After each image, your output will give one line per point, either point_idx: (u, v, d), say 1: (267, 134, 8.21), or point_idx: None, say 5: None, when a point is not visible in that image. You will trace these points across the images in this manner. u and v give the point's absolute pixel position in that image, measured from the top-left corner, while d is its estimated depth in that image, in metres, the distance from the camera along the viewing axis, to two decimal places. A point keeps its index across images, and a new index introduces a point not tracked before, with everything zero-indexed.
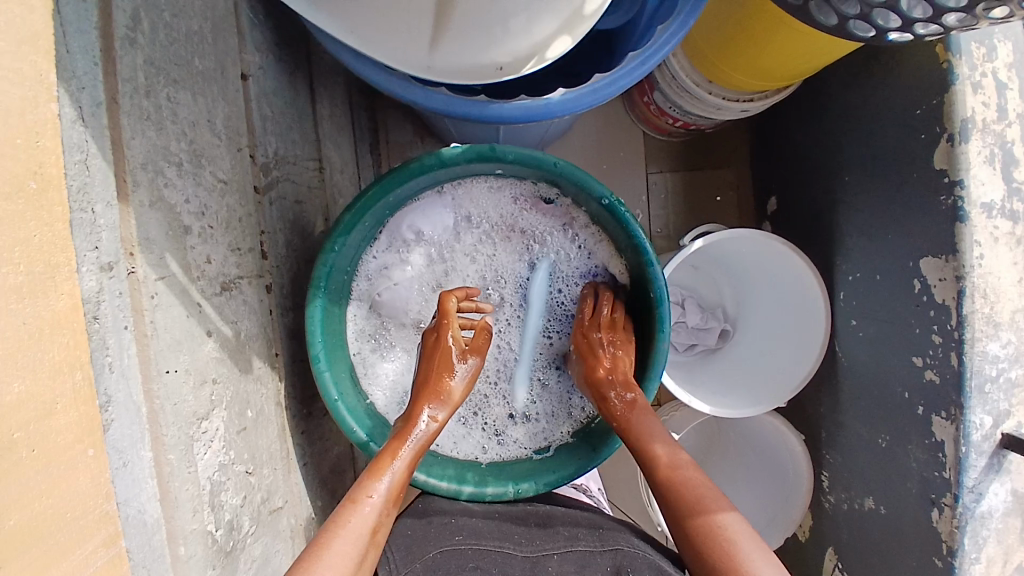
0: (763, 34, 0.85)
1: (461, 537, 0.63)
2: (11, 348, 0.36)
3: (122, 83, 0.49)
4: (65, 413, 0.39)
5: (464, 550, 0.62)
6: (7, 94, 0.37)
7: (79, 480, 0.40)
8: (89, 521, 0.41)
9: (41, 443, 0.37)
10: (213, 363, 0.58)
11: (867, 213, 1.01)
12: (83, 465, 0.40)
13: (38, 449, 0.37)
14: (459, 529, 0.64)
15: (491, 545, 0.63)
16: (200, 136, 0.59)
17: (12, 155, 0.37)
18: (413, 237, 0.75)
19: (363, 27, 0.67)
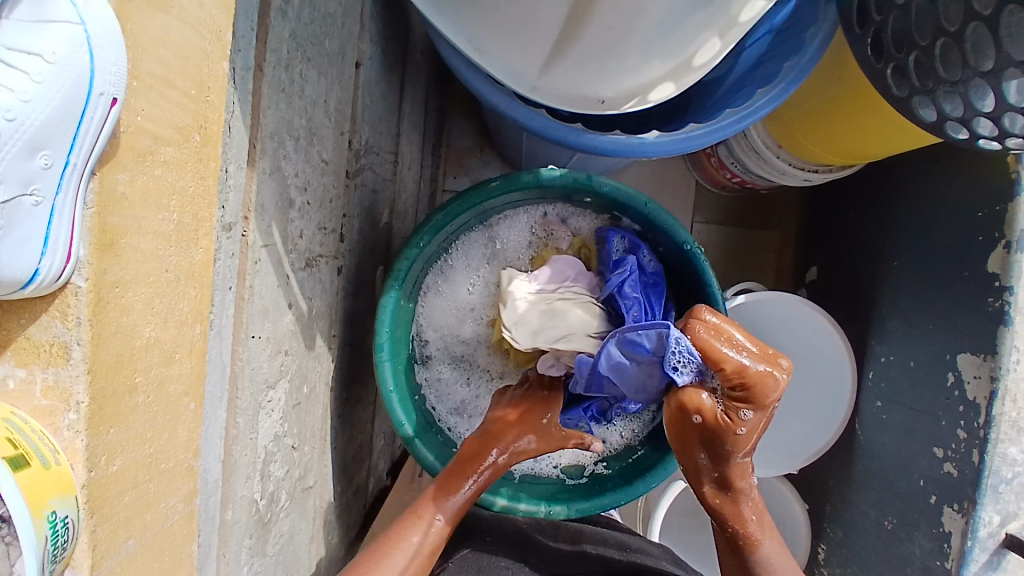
0: (851, 111, 0.87)
1: (492, 540, 0.70)
2: (152, 294, 0.34)
3: (270, 53, 0.50)
4: (179, 365, 0.37)
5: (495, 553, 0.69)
6: (191, 43, 0.35)
7: (176, 434, 0.38)
8: (179, 475, 0.39)
9: (156, 391, 0.36)
10: (288, 335, 0.59)
11: (909, 299, 1.01)
12: (184, 418, 0.39)
13: (153, 397, 0.35)
14: (490, 532, 0.71)
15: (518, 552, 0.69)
16: (316, 114, 0.61)
17: (183, 105, 0.36)
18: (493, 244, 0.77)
19: (483, 39, 0.70)
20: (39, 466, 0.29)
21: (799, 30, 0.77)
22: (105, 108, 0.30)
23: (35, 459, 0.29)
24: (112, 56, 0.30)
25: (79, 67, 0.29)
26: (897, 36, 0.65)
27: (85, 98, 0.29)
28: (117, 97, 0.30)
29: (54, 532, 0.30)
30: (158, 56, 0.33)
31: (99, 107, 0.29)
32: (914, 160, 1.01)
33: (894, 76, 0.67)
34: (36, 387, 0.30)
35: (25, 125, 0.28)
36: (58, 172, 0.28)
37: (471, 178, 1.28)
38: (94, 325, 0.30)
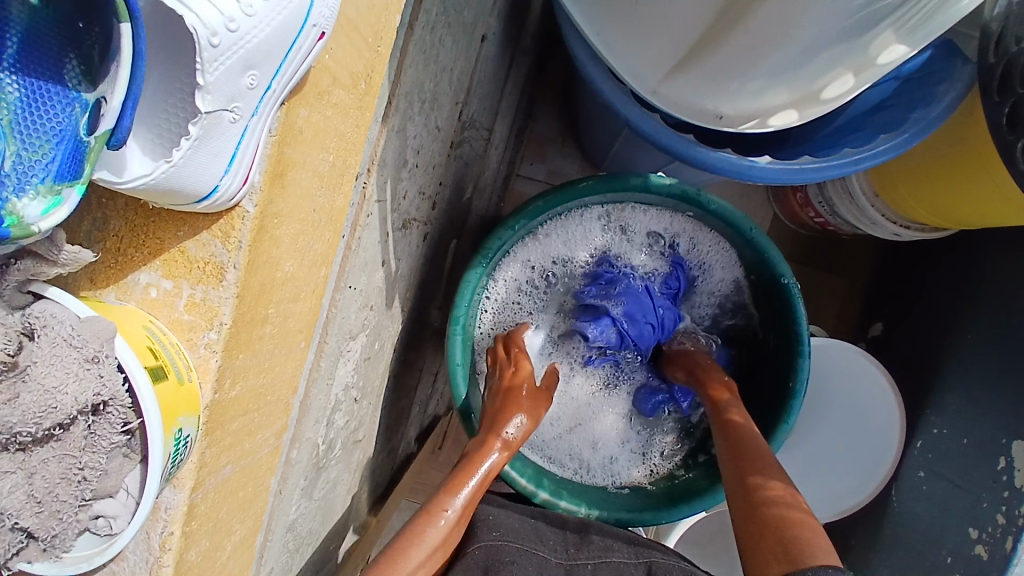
0: (967, 175, 0.84)
1: (497, 533, 0.63)
2: (298, 231, 0.35)
3: (423, 13, 0.50)
4: (304, 302, 0.38)
5: (502, 545, 0.62)
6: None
7: (284, 369, 0.38)
8: (279, 408, 0.40)
9: (281, 323, 0.35)
10: (376, 291, 0.60)
11: (977, 377, 0.97)
12: (294, 354, 0.39)
13: (277, 329, 0.35)
14: (497, 524, 0.65)
15: (527, 545, 0.62)
16: (443, 80, 0.61)
17: (360, 53, 0.36)
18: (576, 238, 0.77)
19: (614, 34, 0.69)
20: (175, 381, 0.29)
21: (932, 81, 0.74)
22: (312, 41, 0.30)
23: (173, 373, 0.29)
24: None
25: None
26: None
27: (300, 26, 0.29)
28: (324, 33, 0.30)
29: (176, 447, 0.29)
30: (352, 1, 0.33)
31: (311, 37, 0.29)
32: (1013, 236, 0.97)
33: (1022, 153, 0.64)
34: (181, 301, 0.30)
35: (243, 39, 0.27)
36: (259, 94, 0.28)
37: (547, 168, 1.27)
38: (252, 252, 0.30)
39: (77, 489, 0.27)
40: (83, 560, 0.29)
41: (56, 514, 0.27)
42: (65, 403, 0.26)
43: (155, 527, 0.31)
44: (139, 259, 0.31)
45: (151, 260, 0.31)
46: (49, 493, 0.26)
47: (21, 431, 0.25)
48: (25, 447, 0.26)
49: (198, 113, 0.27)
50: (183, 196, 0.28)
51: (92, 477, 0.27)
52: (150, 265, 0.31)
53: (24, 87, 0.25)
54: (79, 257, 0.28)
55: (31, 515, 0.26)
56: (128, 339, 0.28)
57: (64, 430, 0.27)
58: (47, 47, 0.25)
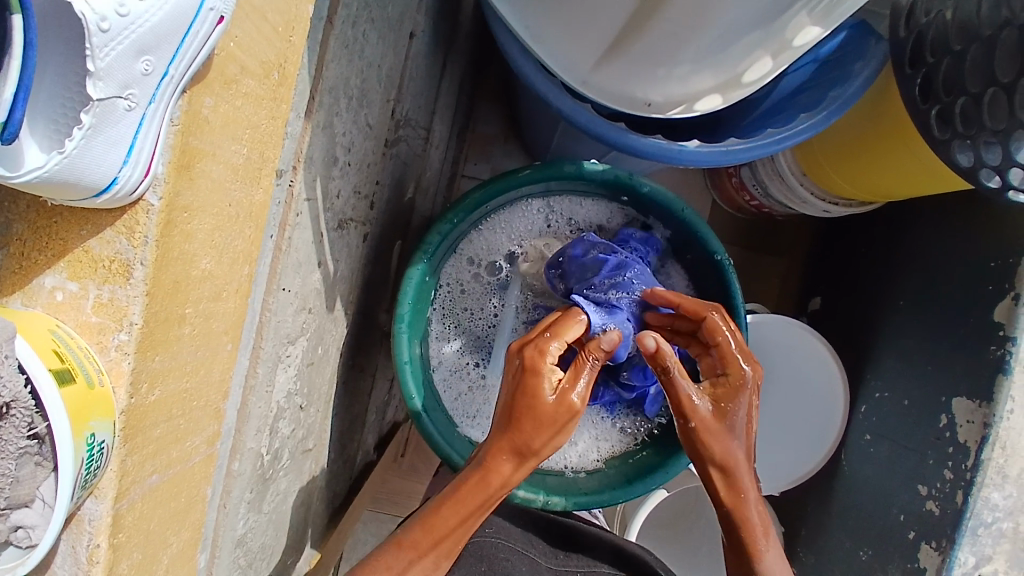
0: (884, 149, 0.89)
1: (487, 532, 0.70)
2: (214, 228, 0.33)
3: (342, 6, 0.49)
4: (226, 302, 0.37)
5: (485, 546, 0.69)
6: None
7: (211, 372, 0.37)
8: (209, 413, 0.38)
9: (202, 323, 0.34)
10: (314, 293, 0.59)
11: (911, 342, 1.03)
12: (221, 356, 0.38)
13: (197, 330, 0.34)
14: (490, 524, 0.71)
15: (510, 549, 0.69)
16: (370, 75, 0.60)
17: (270, 44, 0.35)
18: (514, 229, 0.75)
19: (541, 26, 0.70)
20: (85, 383, 0.27)
21: (847, 61, 0.78)
22: (211, 24, 0.28)
23: (81, 375, 0.27)
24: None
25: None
26: (948, 81, 0.66)
27: (196, 8, 0.28)
28: (223, 16, 0.29)
29: (89, 453, 0.27)
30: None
31: (208, 21, 0.28)
32: (932, 205, 1.02)
33: (937, 120, 0.69)
34: (87, 302, 0.29)
35: (138, 23, 0.26)
36: (156, 81, 0.27)
37: (490, 166, 1.27)
38: (160, 247, 0.29)
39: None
40: (4, 573, 0.27)
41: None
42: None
43: (81, 540, 0.30)
44: (43, 261, 0.29)
45: (56, 262, 0.29)
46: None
47: None
48: None
49: (89, 101, 0.26)
50: (79, 189, 0.26)
51: (4, 484, 0.26)
52: (55, 268, 0.29)
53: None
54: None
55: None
56: (30, 341, 0.27)
57: None
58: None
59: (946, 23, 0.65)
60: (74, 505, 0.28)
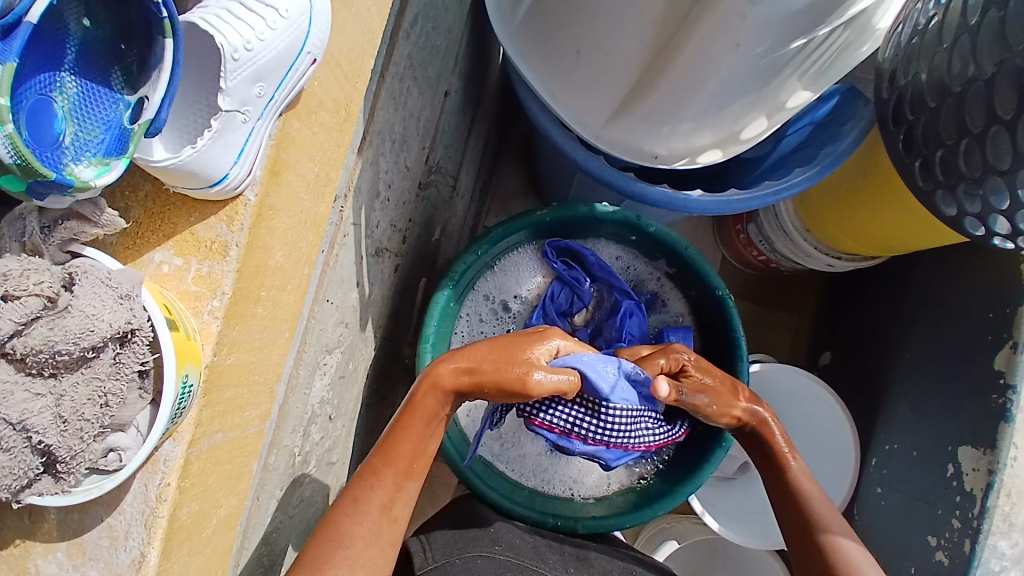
0: (877, 205, 0.95)
1: (497, 549, 0.65)
2: (289, 228, 0.41)
3: (393, 64, 0.59)
4: (289, 293, 0.43)
5: (503, 561, 0.64)
6: (363, 38, 0.45)
7: (271, 354, 0.43)
8: (265, 392, 0.44)
9: (271, 307, 0.41)
10: (350, 310, 0.66)
11: (918, 391, 1.06)
12: (281, 342, 0.44)
13: (267, 312, 0.41)
14: (498, 540, 0.67)
15: (527, 563, 0.65)
16: (411, 124, 0.70)
17: (342, 88, 0.44)
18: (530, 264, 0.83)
19: (560, 88, 0.80)
20: (184, 334, 0.34)
21: (839, 123, 0.86)
22: (306, 65, 0.38)
23: (182, 327, 0.34)
24: (321, 27, 0.38)
25: (299, 29, 0.37)
26: (927, 135, 0.72)
27: (297, 53, 0.37)
28: (315, 58, 0.38)
29: (183, 392, 0.34)
30: (337, 45, 0.42)
31: (305, 62, 0.37)
32: (931, 261, 1.07)
33: (920, 172, 0.75)
34: (189, 274, 0.36)
35: (257, 57, 0.35)
36: (265, 102, 0.36)
37: None
38: (252, 232, 0.36)
39: (99, 411, 0.32)
40: (91, 490, 0.33)
41: (79, 433, 0.32)
42: (102, 327, 0.31)
43: (154, 478, 0.35)
44: (155, 241, 0.37)
45: (165, 242, 0.37)
46: (75, 413, 0.31)
47: (62, 349, 0.30)
48: (55, 374, 0.31)
49: (218, 112, 0.34)
50: (199, 180, 0.34)
51: (113, 404, 0.33)
52: (164, 246, 0.37)
53: (80, 85, 0.33)
54: (115, 221, 0.35)
55: (57, 433, 0.31)
56: (151, 293, 0.34)
57: (95, 356, 0.32)
58: (98, 60, 0.34)
59: (921, 83, 0.72)
60: (157, 441, 0.34)
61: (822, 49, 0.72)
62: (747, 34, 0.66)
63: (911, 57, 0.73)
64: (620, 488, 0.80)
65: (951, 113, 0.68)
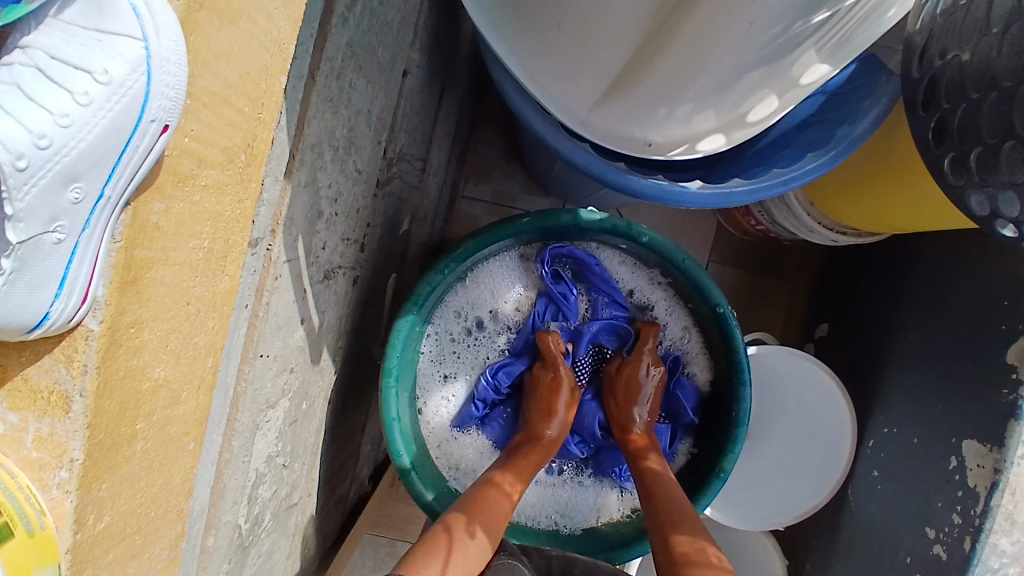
0: (891, 185, 0.85)
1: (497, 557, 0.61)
2: (162, 336, 0.31)
3: (325, 61, 0.46)
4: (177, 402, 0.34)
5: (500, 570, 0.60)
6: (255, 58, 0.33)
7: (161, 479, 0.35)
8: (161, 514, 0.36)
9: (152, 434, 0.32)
10: (296, 353, 0.56)
11: (919, 372, 0.96)
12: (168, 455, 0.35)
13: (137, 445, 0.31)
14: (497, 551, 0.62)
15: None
16: (359, 122, 0.57)
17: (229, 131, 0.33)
18: (512, 276, 0.76)
19: (537, 65, 0.67)
20: (24, 534, 0.26)
21: (854, 98, 0.75)
22: (154, 135, 0.29)
23: (19, 526, 0.26)
24: (172, 75, 0.29)
25: (133, 89, 0.28)
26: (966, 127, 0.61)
27: (136, 122, 0.28)
28: (169, 124, 0.29)
29: None
30: (208, 77, 0.31)
31: (151, 133, 0.28)
32: (937, 245, 0.97)
33: (951, 166, 0.64)
34: (28, 437, 0.27)
35: (66, 148, 0.26)
36: (90, 204, 0.27)
37: (493, 188, 1.25)
38: (100, 374, 0.28)
39: None
40: None
41: None
42: None
43: None
44: None
45: None
46: None
47: None
48: None
49: (10, 244, 0.25)
50: (10, 328, 0.25)
51: None
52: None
53: None
54: None
55: None
56: None
57: None
58: None
59: (965, 65, 0.60)
60: None
61: (845, 21, 0.60)
62: (763, 12, 0.54)
63: (954, 28, 0.61)
64: (611, 519, 0.75)
65: (998, 106, 0.57)
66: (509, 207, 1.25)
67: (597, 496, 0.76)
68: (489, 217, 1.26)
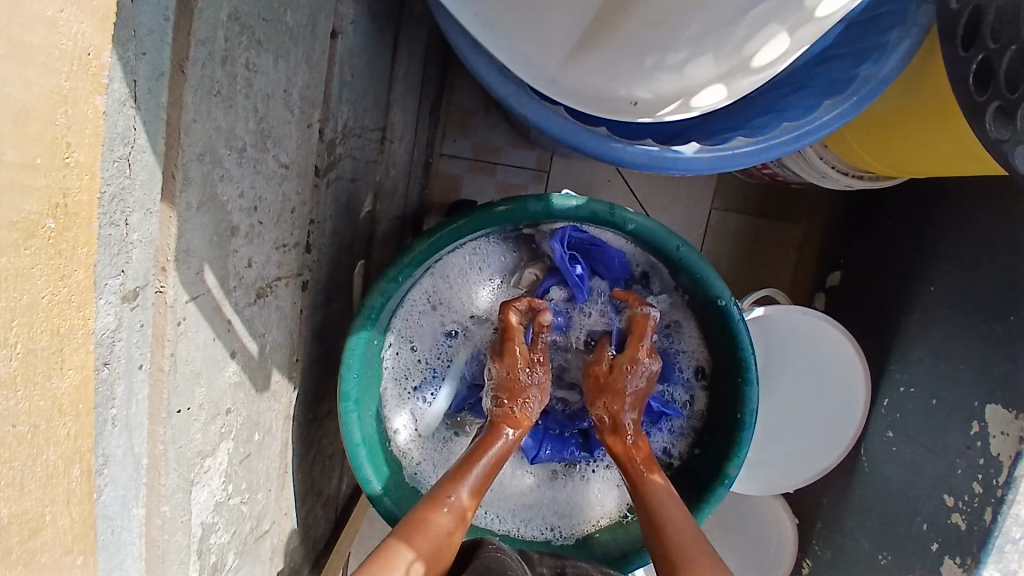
0: (921, 125, 0.73)
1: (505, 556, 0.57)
2: None
3: (196, 47, 0.35)
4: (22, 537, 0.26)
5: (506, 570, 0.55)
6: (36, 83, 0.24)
7: None
8: None
9: None
10: (230, 390, 0.49)
11: (937, 328, 0.88)
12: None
13: None
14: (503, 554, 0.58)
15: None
16: (272, 110, 0.47)
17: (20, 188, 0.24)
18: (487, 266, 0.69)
19: (494, 14, 0.55)
20: None
21: (881, 27, 0.63)
22: None
23: None
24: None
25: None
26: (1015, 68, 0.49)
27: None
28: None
29: None
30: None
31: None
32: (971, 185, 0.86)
33: (993, 113, 0.51)
34: None
35: None
36: None
37: (472, 143, 1.14)
38: None
39: None
40: None
41: None
42: None
43: None
44: None
45: None
46: None
47: None
48: None
49: None
50: None
51: None
52: None
53: None
54: None
55: None
56: None
57: None
58: None
59: None
60: None
61: None
62: None
63: None
64: (610, 521, 0.70)
65: None
66: (490, 163, 1.14)
67: (595, 496, 0.71)
68: (469, 176, 1.15)
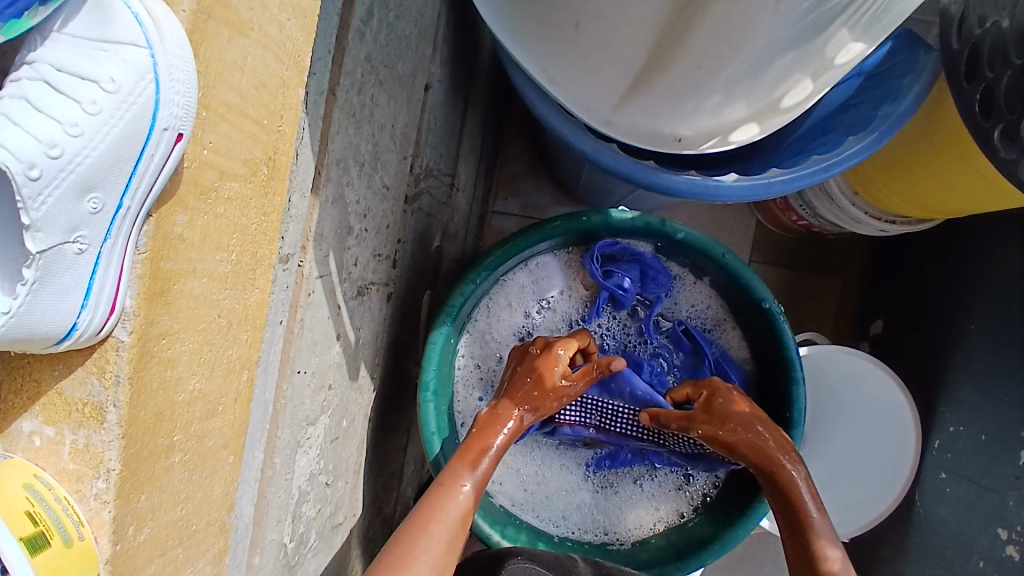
0: (939, 170, 0.81)
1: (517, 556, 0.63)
2: (193, 353, 0.32)
3: (345, 76, 0.46)
4: (195, 412, 0.33)
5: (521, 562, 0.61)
6: (269, 69, 0.34)
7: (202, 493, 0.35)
8: (198, 533, 0.36)
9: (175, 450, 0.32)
10: (333, 369, 0.56)
11: (978, 362, 0.89)
12: (202, 475, 0.35)
13: (153, 459, 0.31)
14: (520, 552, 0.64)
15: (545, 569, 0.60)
16: (383, 138, 0.58)
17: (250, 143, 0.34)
18: (535, 292, 0.76)
19: (558, 66, 0.66)
20: (61, 543, 0.27)
21: (893, 78, 0.72)
22: (169, 144, 0.28)
23: (55, 537, 0.27)
24: (182, 81, 0.28)
25: (142, 96, 0.28)
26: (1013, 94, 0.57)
27: (147, 131, 0.28)
28: (183, 132, 0.29)
29: None
30: (234, 82, 0.31)
31: (164, 143, 0.28)
32: (998, 224, 0.90)
33: (1001, 139, 0.58)
34: (64, 449, 0.29)
35: (76, 163, 0.26)
36: (108, 216, 0.27)
37: (522, 201, 1.24)
38: (133, 384, 0.28)
39: None
40: None
41: None
42: None
43: None
44: (20, 405, 0.29)
45: (32, 406, 0.29)
46: None
47: None
48: None
49: (33, 254, 0.26)
50: (36, 342, 0.26)
51: None
52: (32, 411, 0.29)
53: None
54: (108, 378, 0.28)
55: None
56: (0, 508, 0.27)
57: None
58: None
59: (1002, 34, 0.57)
60: None
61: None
62: None
63: None
64: (666, 527, 0.74)
65: None
66: (539, 218, 1.24)
67: (648, 503, 0.75)
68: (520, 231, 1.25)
